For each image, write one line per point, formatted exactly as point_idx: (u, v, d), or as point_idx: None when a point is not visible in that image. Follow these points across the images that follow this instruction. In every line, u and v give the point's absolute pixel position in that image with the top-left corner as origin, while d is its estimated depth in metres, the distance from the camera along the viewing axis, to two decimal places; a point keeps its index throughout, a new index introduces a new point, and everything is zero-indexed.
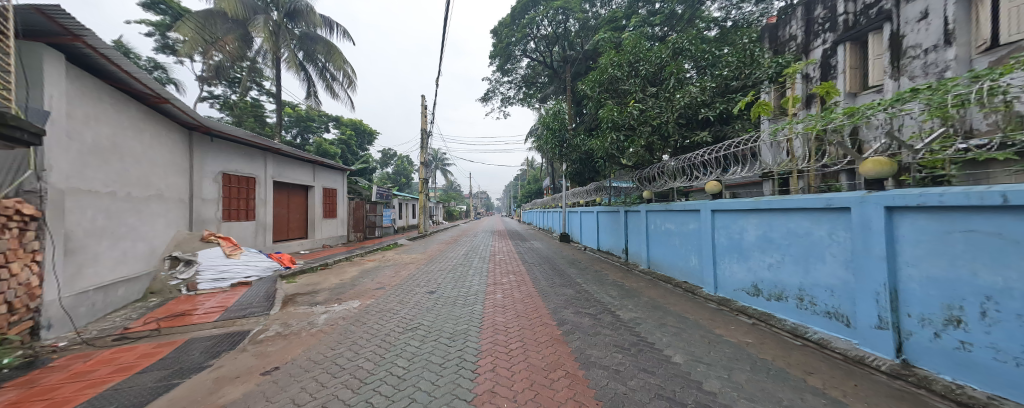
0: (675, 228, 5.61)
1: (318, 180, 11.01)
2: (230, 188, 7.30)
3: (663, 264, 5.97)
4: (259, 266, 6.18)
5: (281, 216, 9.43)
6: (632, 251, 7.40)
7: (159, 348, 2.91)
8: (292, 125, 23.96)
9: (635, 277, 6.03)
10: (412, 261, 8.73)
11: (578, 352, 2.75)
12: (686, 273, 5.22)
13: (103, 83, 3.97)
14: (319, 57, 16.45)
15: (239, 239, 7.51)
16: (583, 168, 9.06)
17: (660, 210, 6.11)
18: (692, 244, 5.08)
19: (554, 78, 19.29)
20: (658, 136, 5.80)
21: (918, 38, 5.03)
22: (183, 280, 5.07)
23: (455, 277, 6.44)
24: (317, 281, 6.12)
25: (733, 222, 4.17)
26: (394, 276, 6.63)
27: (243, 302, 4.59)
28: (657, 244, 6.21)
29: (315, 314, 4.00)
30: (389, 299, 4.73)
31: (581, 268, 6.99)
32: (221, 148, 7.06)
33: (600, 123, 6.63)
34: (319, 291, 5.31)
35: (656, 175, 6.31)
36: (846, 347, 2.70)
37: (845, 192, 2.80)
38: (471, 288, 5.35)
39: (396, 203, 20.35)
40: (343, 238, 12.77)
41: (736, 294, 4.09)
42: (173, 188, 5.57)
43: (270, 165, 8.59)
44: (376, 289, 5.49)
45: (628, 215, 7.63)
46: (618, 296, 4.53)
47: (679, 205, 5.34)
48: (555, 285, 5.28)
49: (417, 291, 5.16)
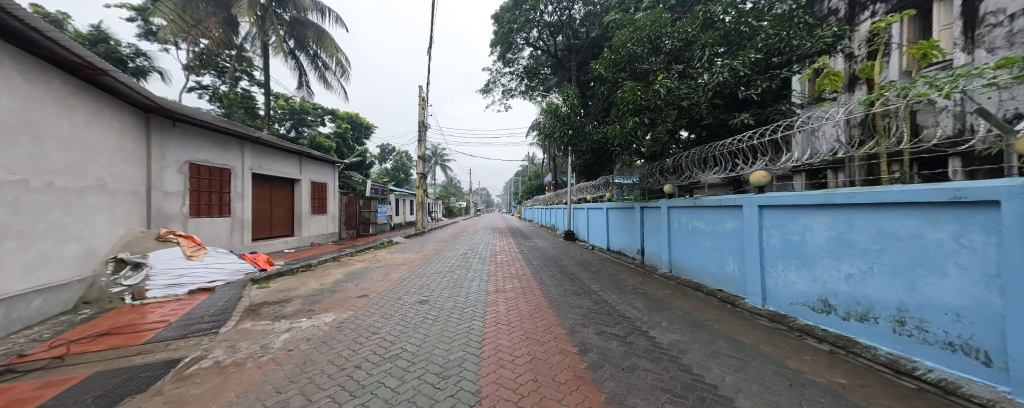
0: (705, 227, 4.84)
1: (305, 173, 10.22)
2: (199, 181, 6.52)
3: (690, 268, 5.22)
4: (226, 270, 5.41)
5: (264, 212, 8.69)
6: (649, 252, 6.64)
7: (41, 391, 2.16)
8: (285, 118, 23.14)
9: (657, 283, 5.26)
10: (405, 262, 7.97)
11: (616, 401, 1.97)
12: (721, 280, 4.46)
13: (9, 44, 3.23)
14: (310, 44, 15.60)
15: (210, 238, 6.75)
16: (594, 161, 8.21)
17: (686, 207, 5.33)
18: (730, 247, 4.31)
19: (558, 69, 18.42)
20: (687, 119, 4.97)
21: (1001, 1, 4.22)
22: (129, 288, 4.29)
23: (451, 281, 5.69)
24: (293, 287, 5.37)
25: (791, 221, 3.39)
26: (383, 280, 5.87)
27: (195, 315, 3.83)
28: (682, 245, 5.45)
29: (273, 333, 3.22)
30: (371, 311, 3.97)
31: (592, 272, 6.21)
32: (188, 135, 6.27)
33: (617, 107, 5.81)
34: (291, 300, 4.55)
35: (683, 167, 5.53)
36: (988, 396, 1.90)
37: (986, 179, 1.98)
38: (468, 297, 4.59)
39: (393, 199, 19.60)
40: (335, 235, 12.01)
41: (795, 309, 3.33)
42: (122, 178, 4.79)
43: (248, 156, 7.79)
44: (358, 296, 4.73)
45: (644, 212, 6.86)
46: (645, 309, 3.76)
47: (712, 200, 4.56)
48: (567, 294, 4.51)
49: (405, 301, 4.39)
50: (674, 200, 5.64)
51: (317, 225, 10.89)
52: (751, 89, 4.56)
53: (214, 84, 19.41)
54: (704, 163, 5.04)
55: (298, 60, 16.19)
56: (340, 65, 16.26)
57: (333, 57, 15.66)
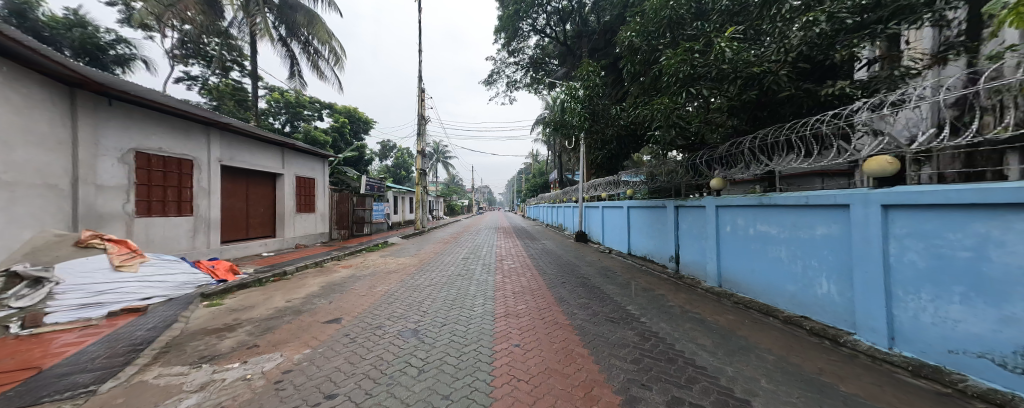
0: (777, 233, 3.74)
1: (289, 166, 9.16)
2: (149, 173, 5.49)
3: (748, 282, 4.16)
4: (169, 283, 4.37)
5: (238, 210, 7.68)
6: (687, 260, 5.53)
7: None
8: (280, 111, 22.25)
9: (708, 302, 4.14)
10: (398, 268, 6.92)
11: None
12: (805, 304, 3.38)
13: None
14: (302, 30, 14.63)
15: (166, 241, 5.69)
16: (619, 152, 6.94)
17: (746, 206, 4.23)
18: (820, 261, 3.22)
19: (567, 58, 17.23)
20: (760, 91, 3.70)
21: None
22: (19, 311, 3.21)
23: (449, 296, 4.62)
24: (252, 304, 4.33)
25: (949, 229, 2.26)
26: (366, 294, 4.83)
27: (89, 352, 2.75)
28: (737, 253, 4.37)
29: (175, 395, 2.14)
30: (336, 347, 2.91)
31: (621, 284, 5.10)
32: (134, 117, 5.24)
33: (660, 78, 4.52)
34: (237, 326, 3.47)
35: (746, 157, 4.42)
36: None
37: None
38: (469, 323, 3.49)
39: (391, 196, 18.63)
40: (325, 235, 10.99)
41: (957, 360, 2.22)
42: (25, 166, 3.78)
43: (216, 146, 6.73)
44: (327, 320, 3.63)
45: (680, 212, 5.75)
46: (719, 352, 2.64)
47: (794, 198, 3.44)
48: (599, 321, 3.41)
49: (385, 329, 3.32)
50: (725, 197, 4.54)
51: (304, 224, 9.87)
52: (851, 48, 3.30)
53: (204, 75, 18.44)
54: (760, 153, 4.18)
55: (290, 47, 15.21)
56: (334, 52, 15.25)
57: (326, 44, 14.65)
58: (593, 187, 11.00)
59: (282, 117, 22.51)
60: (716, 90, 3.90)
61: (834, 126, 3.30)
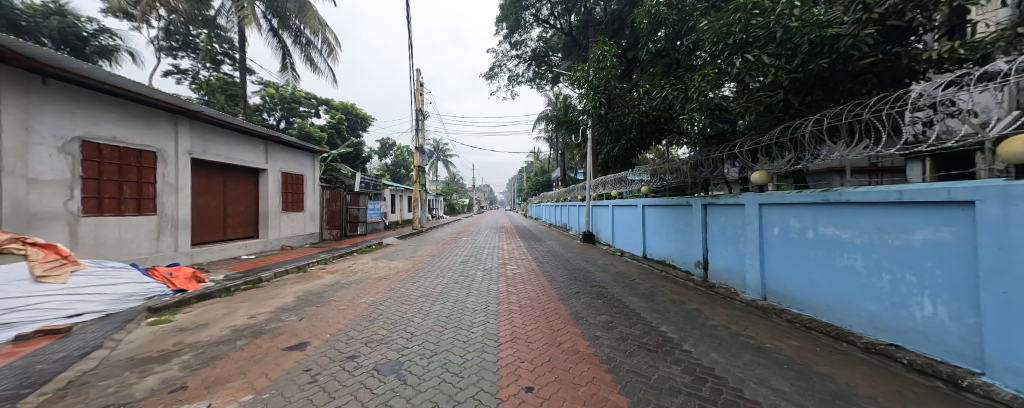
0: (850, 238, 3.00)
1: (273, 161, 8.43)
2: (97, 165, 4.77)
3: (808, 297, 3.42)
4: (107, 296, 3.65)
5: (214, 209, 6.98)
6: (720, 267, 4.79)
7: None
8: (275, 107, 21.56)
9: (759, 321, 3.40)
10: (389, 274, 6.18)
11: None
12: (896, 329, 2.64)
13: None
14: (293, 19, 13.93)
15: (121, 244, 5.00)
16: (640, 143, 6.07)
17: (802, 205, 3.49)
18: (921, 275, 2.48)
19: (571, 50, 16.51)
20: (839, 55, 2.88)
21: None
22: None
23: (443, 310, 3.90)
24: (207, 321, 3.61)
25: None
26: (347, 307, 4.11)
27: None
28: (790, 262, 3.63)
29: None
30: (287, 389, 2.18)
31: (645, 296, 4.36)
32: (79, 100, 4.55)
33: (704, 44, 3.70)
34: (174, 354, 2.75)
35: (795, 146, 3.69)
36: None
37: None
38: (467, 350, 2.77)
39: (388, 194, 17.90)
40: (314, 236, 10.26)
41: None
42: None
43: (184, 136, 6.01)
44: (290, 345, 2.90)
45: (711, 211, 5.01)
46: (811, 405, 1.91)
47: (882, 192, 2.67)
48: (632, 351, 2.67)
49: (359, 360, 2.59)
50: (772, 194, 3.80)
51: (291, 224, 9.16)
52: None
53: (194, 69, 17.79)
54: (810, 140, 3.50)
55: (281, 38, 14.54)
56: (327, 43, 14.55)
57: (319, 34, 13.95)
58: (604, 184, 10.20)
59: (277, 114, 21.84)
60: (776, 59, 3.12)
61: (908, 105, 2.64)
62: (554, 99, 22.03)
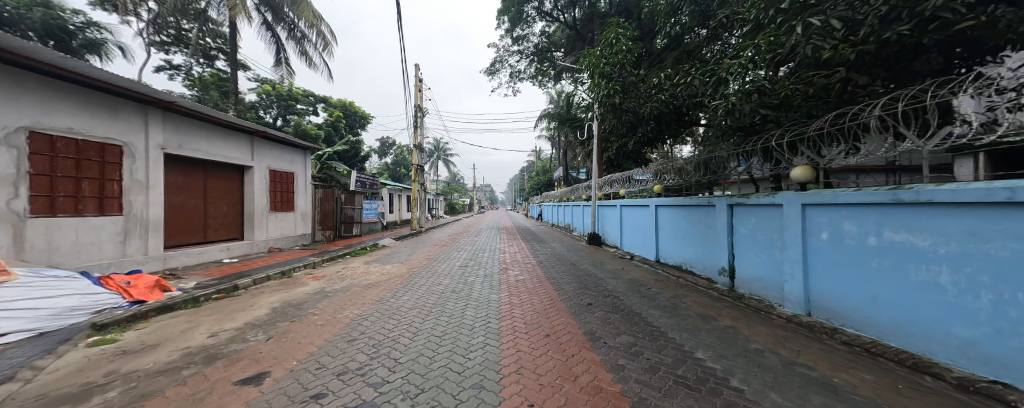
0: (930, 246, 2.44)
1: (259, 157, 7.90)
2: (45, 158, 4.25)
3: (870, 316, 2.85)
4: (42, 312, 3.09)
5: (193, 209, 6.50)
6: (751, 275, 4.24)
7: None
8: (271, 104, 21.07)
9: (810, 344, 2.85)
10: (380, 280, 5.64)
11: None
12: (1000, 363, 2.07)
13: None
14: (286, 11, 13.42)
15: (79, 247, 4.49)
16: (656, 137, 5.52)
17: (861, 205, 2.92)
18: None
19: (575, 45, 15.94)
20: (923, 17, 2.31)
21: None
22: None
23: (436, 327, 3.35)
24: (158, 341, 3.08)
25: None
26: (327, 321, 3.57)
27: None
28: (844, 273, 3.07)
29: None
30: None
31: (666, 309, 3.81)
32: (26, 86, 4.06)
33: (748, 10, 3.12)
34: (98, 389, 2.23)
35: (849, 137, 3.14)
36: None
37: None
38: (461, 385, 2.22)
39: (386, 194, 17.36)
40: (305, 237, 9.74)
41: None
42: None
43: (155, 129, 5.48)
44: (245, 377, 2.37)
45: (739, 212, 4.45)
46: None
47: (981, 189, 2.10)
48: (667, 388, 2.12)
49: (325, 399, 2.05)
50: (821, 192, 3.24)
51: (280, 225, 8.64)
52: None
53: (187, 65, 17.32)
54: (862, 130, 2.98)
55: (275, 32, 14.05)
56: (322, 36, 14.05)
57: (313, 27, 13.42)
58: (612, 183, 9.67)
59: (274, 111, 21.38)
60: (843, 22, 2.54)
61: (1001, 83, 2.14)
62: (556, 97, 21.50)
